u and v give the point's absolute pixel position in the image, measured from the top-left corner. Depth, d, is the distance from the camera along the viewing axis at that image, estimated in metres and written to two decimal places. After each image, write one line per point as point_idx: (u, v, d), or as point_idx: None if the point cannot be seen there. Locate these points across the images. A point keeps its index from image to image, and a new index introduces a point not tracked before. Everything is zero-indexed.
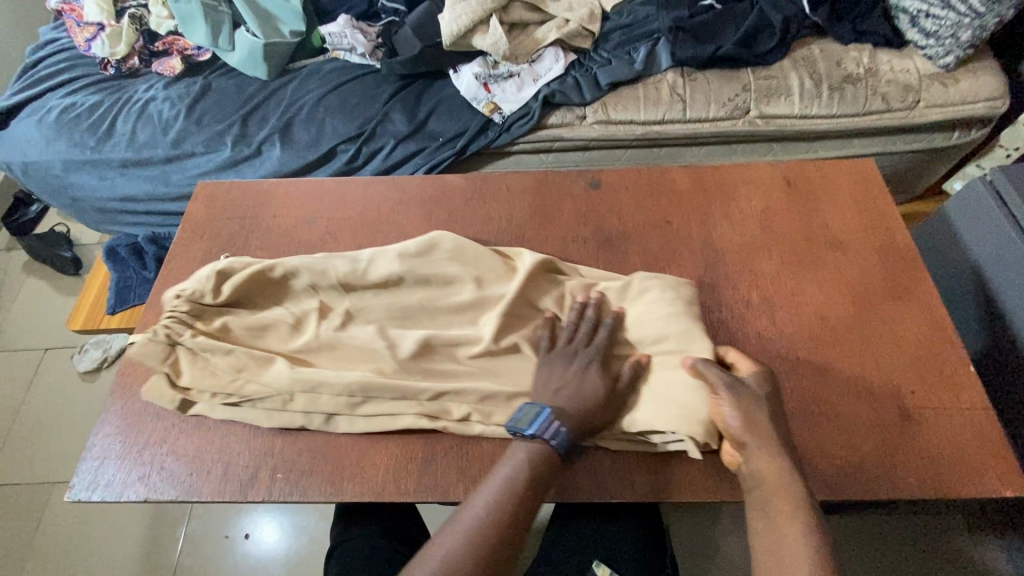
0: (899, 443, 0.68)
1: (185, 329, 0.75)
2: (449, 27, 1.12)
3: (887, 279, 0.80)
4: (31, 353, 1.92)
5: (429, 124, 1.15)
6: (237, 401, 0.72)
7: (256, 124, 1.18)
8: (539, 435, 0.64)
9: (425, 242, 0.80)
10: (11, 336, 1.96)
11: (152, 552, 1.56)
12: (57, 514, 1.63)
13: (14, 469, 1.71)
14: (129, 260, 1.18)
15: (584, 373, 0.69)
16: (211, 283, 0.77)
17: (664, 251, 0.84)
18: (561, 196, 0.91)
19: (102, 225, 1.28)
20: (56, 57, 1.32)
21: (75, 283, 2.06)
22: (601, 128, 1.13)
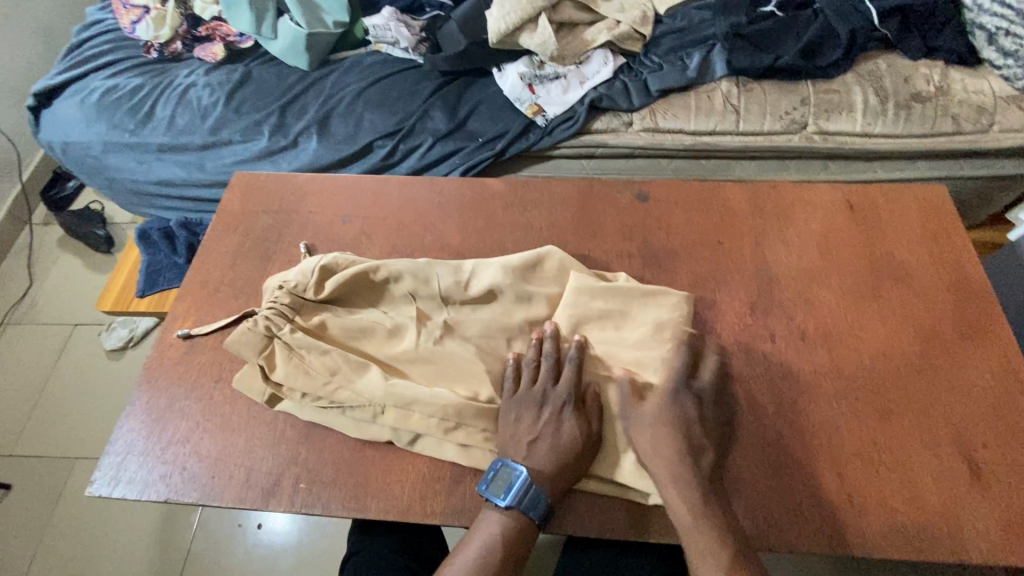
0: (968, 503, 0.62)
1: (286, 323, 0.72)
2: (496, 25, 1.08)
3: (958, 319, 0.74)
4: (61, 328, 1.95)
5: (469, 124, 1.12)
6: (327, 405, 0.69)
7: (294, 114, 1.16)
8: (513, 506, 0.61)
9: (535, 259, 0.76)
10: (42, 310, 1.99)
11: (167, 535, 1.57)
12: (76, 490, 1.65)
13: (39, 442, 1.73)
14: (159, 244, 1.18)
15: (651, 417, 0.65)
16: (315, 277, 0.75)
17: (713, 273, 0.79)
18: (606, 208, 0.87)
19: (135, 208, 1.28)
20: (101, 38, 1.32)
21: (106, 261, 2.09)
22: (647, 137, 1.08)
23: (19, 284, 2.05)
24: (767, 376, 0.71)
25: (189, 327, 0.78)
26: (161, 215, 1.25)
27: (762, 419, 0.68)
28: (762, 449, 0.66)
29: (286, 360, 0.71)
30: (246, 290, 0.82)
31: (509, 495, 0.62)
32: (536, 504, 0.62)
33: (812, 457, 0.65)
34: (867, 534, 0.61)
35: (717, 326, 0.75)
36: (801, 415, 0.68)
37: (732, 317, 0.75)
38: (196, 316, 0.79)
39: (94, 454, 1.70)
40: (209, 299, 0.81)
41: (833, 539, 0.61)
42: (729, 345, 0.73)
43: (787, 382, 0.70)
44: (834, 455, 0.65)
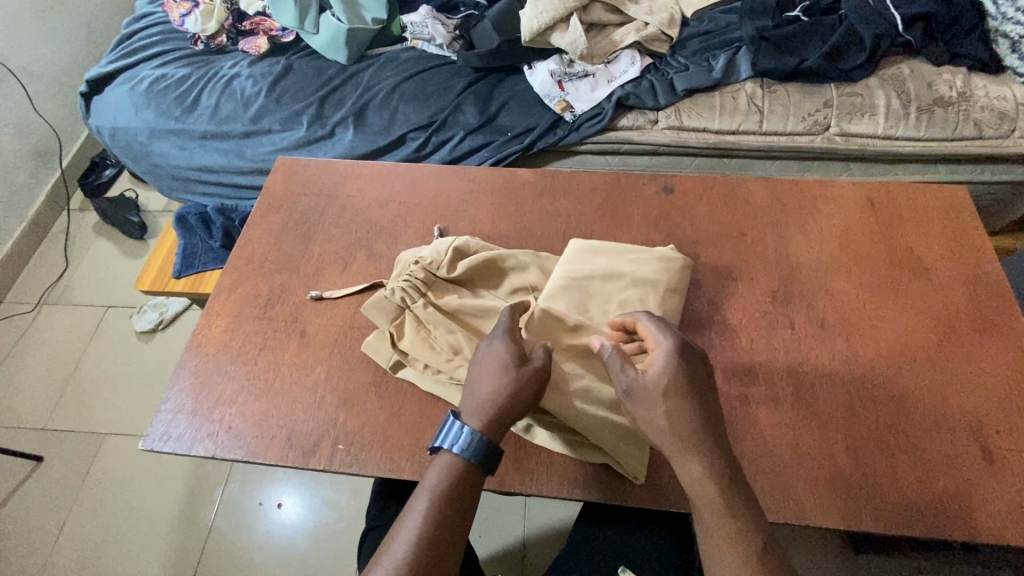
0: (982, 487, 0.64)
1: (420, 297, 0.76)
2: (529, 24, 1.12)
3: (974, 313, 0.76)
4: (94, 310, 2.03)
5: (499, 118, 1.16)
6: (447, 379, 0.72)
7: (332, 106, 1.22)
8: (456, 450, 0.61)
9: (571, 252, 0.79)
10: (77, 292, 2.07)
11: (190, 511, 1.62)
12: (106, 465, 1.71)
13: (71, 418, 1.80)
14: (198, 227, 1.23)
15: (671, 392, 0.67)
16: (448, 256, 0.78)
17: (736, 263, 0.82)
18: (632, 198, 0.90)
19: (177, 192, 1.34)
20: (150, 30, 1.39)
21: (140, 246, 2.16)
22: (672, 134, 1.12)
23: (55, 267, 2.13)
24: (787, 361, 0.74)
25: (234, 298, 0.83)
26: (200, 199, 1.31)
27: (780, 401, 0.71)
28: (779, 429, 0.69)
29: (415, 329, 0.74)
30: (288, 266, 0.86)
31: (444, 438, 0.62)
32: (473, 446, 0.60)
33: (827, 437, 0.68)
34: (882, 511, 0.64)
35: (737, 313, 0.78)
36: (817, 398, 0.71)
37: (753, 305, 0.78)
38: (242, 289, 0.84)
39: (124, 431, 1.77)
40: (254, 274, 0.85)
41: (848, 515, 0.64)
42: (749, 331, 0.76)
43: (806, 366, 0.73)
44: (850, 436, 0.68)
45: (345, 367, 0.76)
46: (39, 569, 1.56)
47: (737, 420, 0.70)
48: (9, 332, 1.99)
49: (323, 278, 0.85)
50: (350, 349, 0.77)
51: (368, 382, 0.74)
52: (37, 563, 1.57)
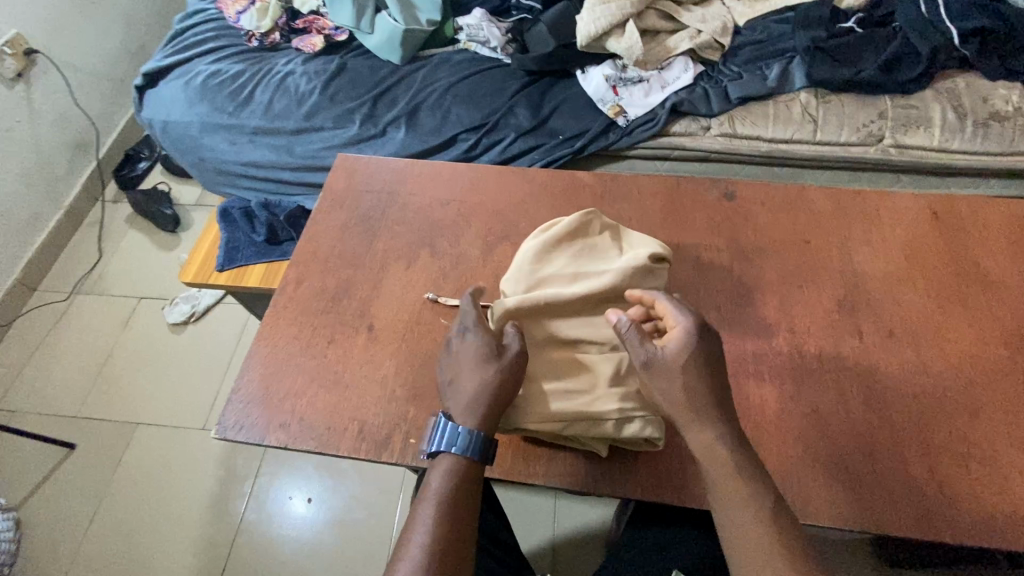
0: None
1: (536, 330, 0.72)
2: (587, 29, 1.13)
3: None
4: (127, 301, 2.05)
5: (551, 121, 1.17)
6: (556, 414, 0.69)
7: (385, 105, 1.23)
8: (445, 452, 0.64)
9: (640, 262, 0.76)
10: (110, 283, 2.09)
11: (221, 503, 1.63)
12: (138, 454, 1.73)
13: (104, 406, 1.82)
14: (240, 221, 1.24)
15: None
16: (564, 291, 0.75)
17: (801, 269, 0.82)
18: (693, 204, 0.91)
19: (223, 185, 1.35)
20: (204, 26, 1.41)
21: (172, 240, 2.18)
22: (724, 142, 1.12)
23: (89, 257, 2.15)
24: (857, 370, 0.73)
25: (302, 292, 0.84)
26: (247, 194, 1.32)
27: (851, 409, 0.71)
28: (850, 435, 0.69)
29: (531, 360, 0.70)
30: (354, 261, 0.87)
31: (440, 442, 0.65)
32: (473, 444, 0.64)
33: (900, 447, 0.68)
34: (960, 522, 0.63)
35: (805, 320, 0.78)
36: (887, 406, 0.71)
37: (820, 313, 0.78)
38: (309, 282, 0.85)
39: (156, 422, 1.78)
40: (320, 267, 0.87)
41: (926, 525, 0.63)
42: (816, 338, 0.76)
43: (876, 375, 0.73)
44: (923, 447, 0.68)
45: (415, 362, 0.77)
46: (71, 557, 1.56)
47: (809, 427, 0.70)
48: (43, 320, 2.01)
49: (388, 274, 0.85)
50: (419, 345, 0.78)
51: (438, 377, 0.75)
52: (69, 550, 1.58)
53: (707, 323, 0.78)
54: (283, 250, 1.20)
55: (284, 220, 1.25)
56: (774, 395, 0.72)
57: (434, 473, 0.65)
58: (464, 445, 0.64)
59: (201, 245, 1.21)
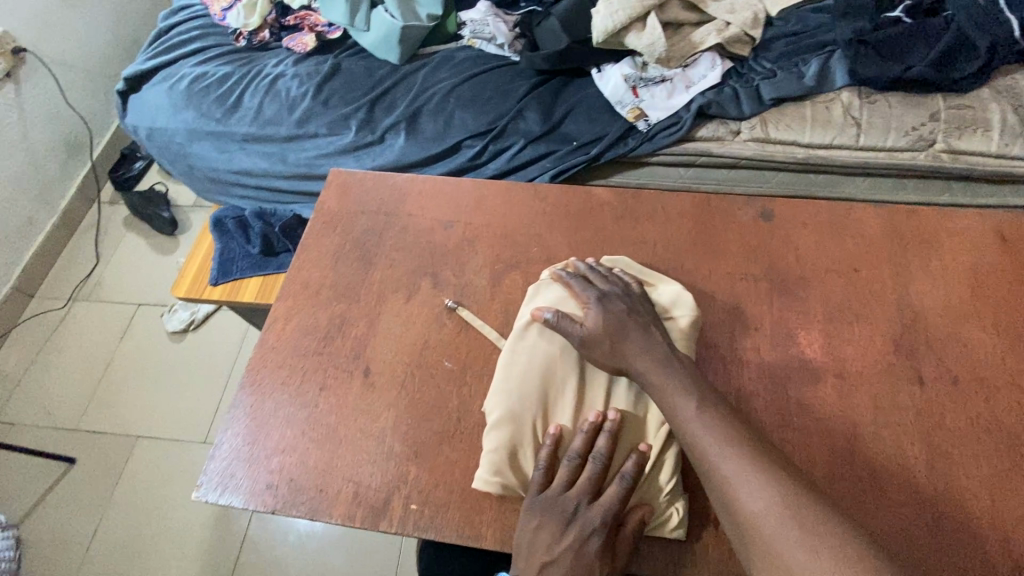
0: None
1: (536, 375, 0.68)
2: (603, 24, 1.01)
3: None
4: (125, 308, 1.99)
5: (564, 126, 1.07)
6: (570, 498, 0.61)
7: (382, 110, 1.13)
8: None
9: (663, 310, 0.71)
10: (108, 289, 2.03)
11: (224, 519, 1.58)
12: (139, 468, 1.68)
13: (103, 419, 1.77)
14: (234, 233, 1.15)
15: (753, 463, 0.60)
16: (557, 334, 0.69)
17: (850, 303, 0.73)
18: (726, 225, 0.81)
19: (212, 195, 1.27)
20: (189, 23, 1.31)
21: (170, 243, 2.12)
22: (756, 147, 1.02)
23: (86, 262, 2.09)
24: (919, 426, 0.64)
25: (291, 329, 0.76)
26: (239, 204, 1.24)
27: (914, 471, 0.62)
28: (914, 500, 0.60)
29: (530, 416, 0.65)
30: (348, 293, 0.79)
31: None
32: None
33: (972, 517, 0.59)
34: None
35: (856, 364, 0.69)
36: (954, 466, 0.62)
37: (873, 354, 0.69)
38: (299, 318, 0.77)
39: (156, 435, 1.73)
40: (310, 301, 0.78)
41: None
42: (870, 385, 0.67)
43: (941, 432, 0.64)
44: (998, 521, 0.59)
45: (414, 413, 0.69)
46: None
47: (864, 494, 0.61)
48: (40, 329, 1.95)
49: (386, 308, 0.77)
50: (419, 392, 0.70)
51: (441, 431, 0.67)
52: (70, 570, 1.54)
53: (744, 367, 0.69)
54: (279, 263, 1.12)
55: (279, 231, 1.17)
56: (824, 453, 0.63)
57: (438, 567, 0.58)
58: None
59: (190, 263, 1.13)
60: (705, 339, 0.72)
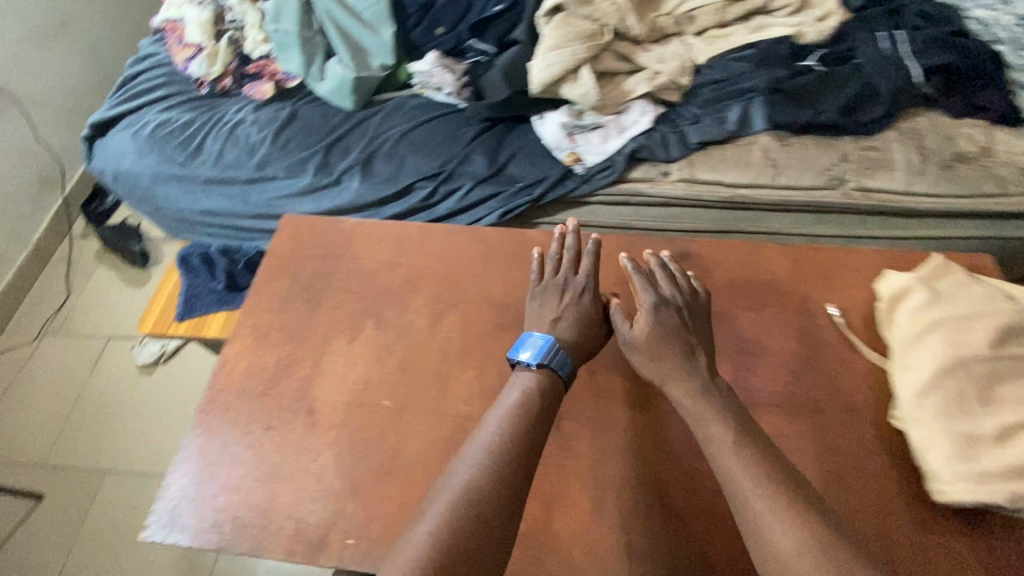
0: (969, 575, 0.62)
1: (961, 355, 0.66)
2: (540, 75, 1.08)
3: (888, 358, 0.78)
4: (95, 343, 2.03)
5: (508, 168, 1.14)
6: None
7: (338, 154, 1.19)
8: (544, 363, 0.70)
9: None
10: (85, 319, 2.08)
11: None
12: (107, 508, 1.68)
13: None
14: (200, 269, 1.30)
15: (579, 300, 0.78)
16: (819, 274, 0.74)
17: (759, 337, 0.81)
18: (649, 268, 0.88)
19: (179, 230, 1.39)
20: (155, 71, 1.35)
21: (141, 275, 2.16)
22: (685, 186, 1.10)
23: (55, 294, 2.14)
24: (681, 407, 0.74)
25: (239, 373, 0.82)
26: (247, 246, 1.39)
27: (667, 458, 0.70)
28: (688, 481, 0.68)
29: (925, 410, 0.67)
30: (294, 337, 0.84)
31: (540, 355, 0.71)
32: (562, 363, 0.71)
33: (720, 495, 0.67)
34: None
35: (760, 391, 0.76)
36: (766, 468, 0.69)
37: (775, 383, 0.76)
38: (250, 360, 0.83)
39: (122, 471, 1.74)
40: (261, 344, 0.84)
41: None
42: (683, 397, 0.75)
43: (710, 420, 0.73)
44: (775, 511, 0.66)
45: (355, 450, 0.74)
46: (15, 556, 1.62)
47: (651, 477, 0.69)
48: (9, 368, 1.98)
49: (331, 349, 0.83)
50: (360, 428, 0.76)
51: (379, 468, 0.72)
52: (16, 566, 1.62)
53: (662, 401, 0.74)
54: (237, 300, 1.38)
55: (242, 267, 1.37)
56: (604, 444, 0.71)
57: (511, 381, 0.70)
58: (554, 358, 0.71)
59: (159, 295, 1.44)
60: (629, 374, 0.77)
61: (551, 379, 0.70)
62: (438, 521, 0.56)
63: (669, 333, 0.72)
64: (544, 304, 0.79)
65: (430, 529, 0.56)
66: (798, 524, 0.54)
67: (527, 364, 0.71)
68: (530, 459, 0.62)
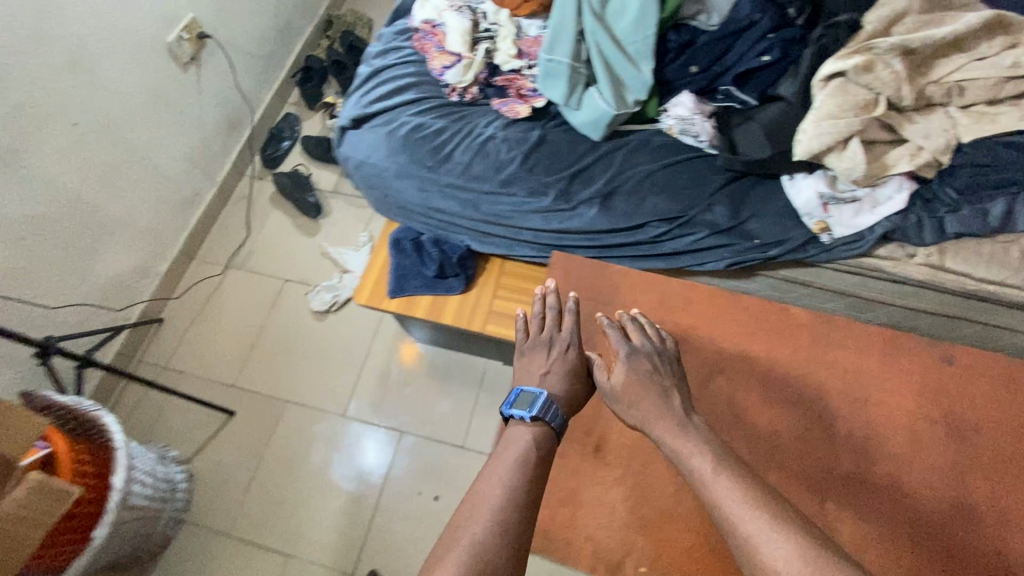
0: None
1: None
2: (810, 145, 1.09)
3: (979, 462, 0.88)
4: (247, 277, 2.09)
5: (747, 224, 1.18)
6: None
7: (580, 183, 1.27)
8: (540, 416, 0.77)
9: None
10: (234, 252, 2.13)
11: (359, 509, 1.66)
12: (284, 443, 1.79)
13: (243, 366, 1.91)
14: (410, 253, 1.32)
15: (565, 353, 0.87)
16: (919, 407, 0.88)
17: (1017, 457, 0.88)
18: (906, 365, 0.96)
19: (390, 212, 1.42)
20: (402, 68, 1.43)
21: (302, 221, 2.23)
22: (928, 272, 1.12)
23: (228, 229, 2.18)
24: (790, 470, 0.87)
25: None
26: (454, 239, 1.35)
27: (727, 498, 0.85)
28: (846, 485, 0.86)
29: None
30: None
31: (536, 408, 0.77)
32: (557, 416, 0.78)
33: (845, 513, 0.84)
34: None
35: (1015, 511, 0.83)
36: (900, 517, 0.83)
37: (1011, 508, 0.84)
38: None
39: None
40: None
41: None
42: (833, 463, 0.88)
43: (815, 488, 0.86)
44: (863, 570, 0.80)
45: (643, 490, 0.90)
46: (213, 471, 1.74)
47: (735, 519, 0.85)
48: (191, 299, 2.04)
49: None
50: (644, 471, 0.91)
51: (664, 510, 0.88)
52: (217, 486, 1.72)
53: (921, 499, 0.85)
54: (447, 287, 1.30)
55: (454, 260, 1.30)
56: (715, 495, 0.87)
57: (507, 434, 0.77)
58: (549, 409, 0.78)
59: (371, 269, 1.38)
60: (892, 469, 0.87)
61: (546, 429, 0.76)
62: (491, 526, 0.63)
63: (647, 381, 0.80)
64: (533, 360, 0.88)
65: (485, 528, 0.63)
66: (793, 538, 0.55)
67: (523, 417, 0.77)
68: (515, 493, 0.67)
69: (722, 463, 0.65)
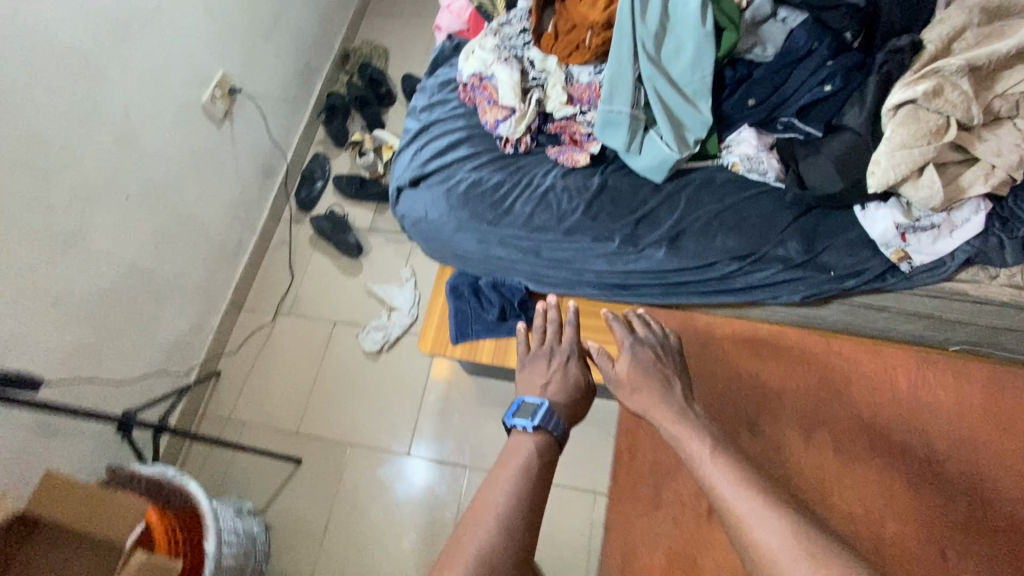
0: None
1: None
2: (885, 176, 1.09)
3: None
4: (298, 321, 2.08)
5: (821, 256, 1.18)
6: None
7: (646, 227, 1.26)
8: (541, 424, 0.82)
9: None
10: (280, 299, 2.11)
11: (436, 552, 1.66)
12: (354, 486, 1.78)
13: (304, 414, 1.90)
14: (470, 298, 1.37)
15: (563, 364, 0.97)
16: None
17: None
18: (1004, 393, 0.94)
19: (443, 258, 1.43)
20: (452, 122, 1.45)
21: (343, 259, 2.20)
22: (1013, 292, 1.13)
23: (270, 274, 2.15)
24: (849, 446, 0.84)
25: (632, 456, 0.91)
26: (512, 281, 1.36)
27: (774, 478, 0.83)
28: (903, 468, 0.86)
29: None
30: None
31: (536, 417, 0.83)
32: (557, 423, 0.84)
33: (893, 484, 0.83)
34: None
35: None
36: (944, 499, 0.83)
37: None
38: (643, 456, 0.91)
39: None
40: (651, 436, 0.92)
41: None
42: (887, 438, 0.87)
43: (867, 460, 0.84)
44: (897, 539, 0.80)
45: None
46: (288, 523, 1.74)
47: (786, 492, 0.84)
48: (242, 348, 2.03)
49: None
50: None
51: None
52: (295, 538, 1.71)
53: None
54: (507, 329, 1.35)
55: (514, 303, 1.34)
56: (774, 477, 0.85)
57: (509, 444, 0.81)
58: (546, 415, 0.83)
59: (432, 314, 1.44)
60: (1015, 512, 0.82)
61: (548, 437, 0.82)
62: (498, 532, 0.67)
63: (648, 369, 0.90)
64: (533, 371, 0.97)
65: (492, 533, 0.67)
66: (785, 520, 0.62)
67: (524, 425, 0.82)
68: (523, 495, 0.72)
69: (718, 446, 0.72)
